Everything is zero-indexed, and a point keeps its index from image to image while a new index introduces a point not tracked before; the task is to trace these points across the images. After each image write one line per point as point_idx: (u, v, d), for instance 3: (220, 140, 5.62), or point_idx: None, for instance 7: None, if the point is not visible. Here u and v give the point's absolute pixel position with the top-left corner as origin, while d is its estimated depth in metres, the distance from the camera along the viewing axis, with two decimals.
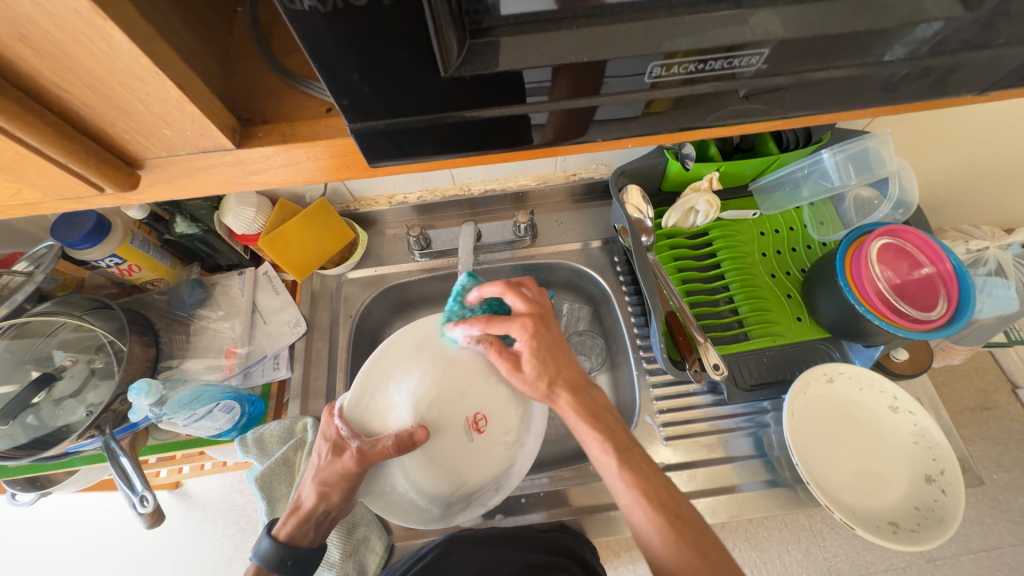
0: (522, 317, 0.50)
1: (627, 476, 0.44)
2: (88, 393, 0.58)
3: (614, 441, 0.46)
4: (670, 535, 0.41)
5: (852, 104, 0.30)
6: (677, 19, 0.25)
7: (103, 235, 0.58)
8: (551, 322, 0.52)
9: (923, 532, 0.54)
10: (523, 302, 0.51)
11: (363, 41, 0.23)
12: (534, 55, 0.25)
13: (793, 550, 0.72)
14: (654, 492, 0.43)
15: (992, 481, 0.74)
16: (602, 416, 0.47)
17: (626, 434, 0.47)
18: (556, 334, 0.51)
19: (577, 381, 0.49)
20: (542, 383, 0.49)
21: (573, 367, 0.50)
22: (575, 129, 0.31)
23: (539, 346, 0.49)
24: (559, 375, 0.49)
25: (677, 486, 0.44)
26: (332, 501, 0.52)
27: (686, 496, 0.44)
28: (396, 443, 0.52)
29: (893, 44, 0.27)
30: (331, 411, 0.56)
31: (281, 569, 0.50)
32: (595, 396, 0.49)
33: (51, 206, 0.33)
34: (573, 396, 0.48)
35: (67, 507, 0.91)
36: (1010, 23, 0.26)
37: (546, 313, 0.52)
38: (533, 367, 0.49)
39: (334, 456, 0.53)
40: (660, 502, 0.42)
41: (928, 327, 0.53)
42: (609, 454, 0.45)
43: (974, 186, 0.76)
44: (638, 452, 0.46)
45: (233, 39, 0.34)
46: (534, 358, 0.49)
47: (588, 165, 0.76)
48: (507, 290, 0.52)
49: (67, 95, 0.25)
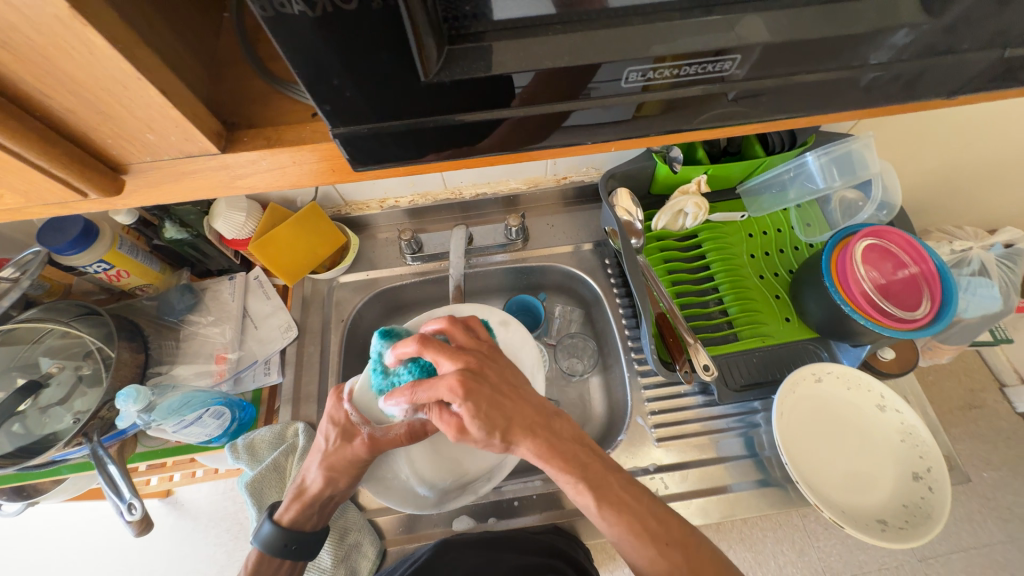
0: (448, 377, 0.44)
1: (607, 512, 0.43)
2: (76, 400, 0.58)
3: (588, 478, 0.44)
4: (661, 566, 0.41)
5: (829, 107, 0.31)
6: (654, 24, 0.26)
7: (90, 241, 0.58)
8: (492, 359, 0.50)
9: (912, 529, 0.54)
10: (450, 360, 0.47)
11: (348, 46, 0.24)
12: (514, 61, 0.26)
13: (787, 550, 0.73)
14: (637, 523, 0.42)
15: (980, 478, 0.75)
16: (570, 455, 0.45)
17: (603, 462, 0.46)
18: (493, 381, 0.46)
19: (534, 422, 0.46)
20: (495, 439, 0.44)
21: (526, 409, 0.46)
22: (536, 134, 0.30)
23: (477, 406, 0.44)
24: (511, 425, 0.45)
25: (661, 507, 0.44)
26: (338, 485, 0.53)
27: (673, 516, 0.43)
28: (411, 431, 0.55)
29: (864, 49, 0.27)
30: (341, 394, 0.56)
31: (284, 553, 0.51)
32: (560, 429, 0.47)
33: (36, 211, 0.33)
34: (532, 440, 0.45)
35: (55, 518, 0.90)
36: (973, 28, 0.27)
37: (478, 364, 0.47)
38: (478, 427, 0.44)
39: (342, 441, 0.54)
40: (647, 534, 0.42)
41: (911, 326, 0.54)
42: (585, 493, 0.44)
43: (956, 187, 0.77)
44: (616, 479, 0.45)
45: (220, 44, 0.34)
46: (476, 418, 0.43)
47: (578, 169, 0.76)
48: (422, 348, 0.48)
49: (50, 100, 0.25)
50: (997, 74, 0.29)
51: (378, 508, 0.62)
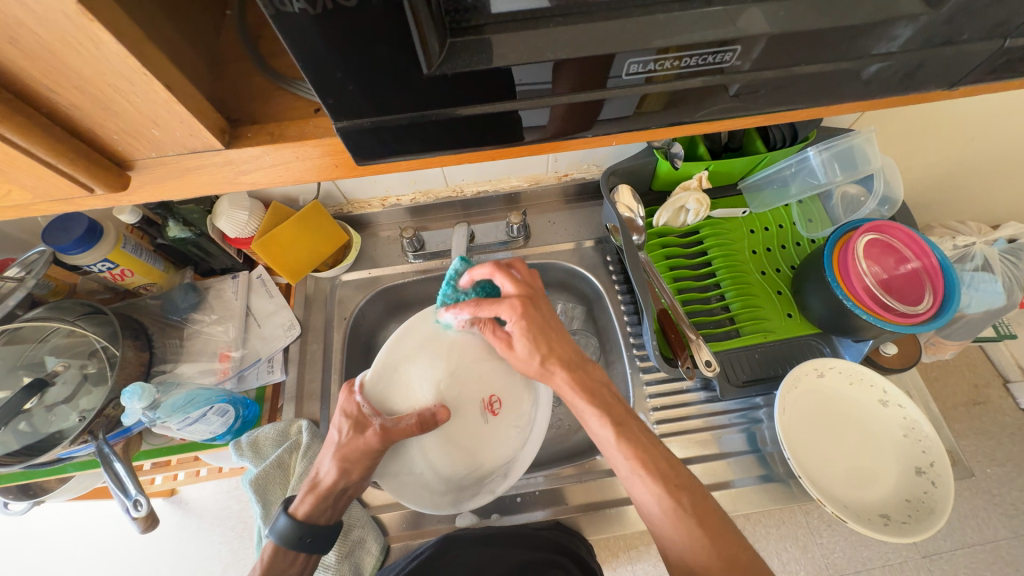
0: (511, 299, 0.51)
1: (626, 449, 0.45)
2: (81, 398, 0.58)
3: (612, 415, 0.47)
4: (669, 506, 0.42)
5: (828, 100, 0.31)
6: (652, 16, 0.26)
7: (95, 239, 0.58)
8: (542, 298, 0.53)
9: (914, 523, 0.54)
10: (512, 283, 0.52)
11: (350, 41, 0.24)
12: (514, 53, 0.26)
13: (790, 547, 0.73)
14: (653, 464, 0.44)
15: (984, 474, 0.75)
16: (596, 392, 0.48)
17: (624, 409, 0.48)
18: (544, 311, 0.52)
19: (572, 359, 0.50)
20: (539, 361, 0.50)
21: (566, 346, 0.51)
22: (582, 122, 0.31)
23: (528, 325, 0.50)
24: (553, 352, 0.50)
25: (674, 455, 0.45)
26: (353, 478, 0.53)
27: (685, 465, 0.44)
28: (422, 421, 0.54)
29: (862, 41, 0.27)
30: (352, 388, 0.56)
31: (300, 547, 0.51)
32: (591, 372, 0.50)
33: (43, 208, 0.33)
34: (567, 372, 0.49)
35: (61, 516, 0.90)
36: (972, 19, 0.26)
37: (535, 293, 0.53)
38: (526, 345, 0.50)
39: (355, 433, 0.53)
40: (659, 474, 0.43)
41: (911, 320, 0.54)
42: (608, 429, 0.46)
43: (959, 182, 0.77)
44: (636, 425, 0.47)
45: (222, 41, 0.34)
46: (524, 337, 0.50)
47: (579, 165, 0.76)
48: (496, 271, 0.53)
49: (56, 96, 0.25)
50: (997, 66, 0.29)
51: (382, 504, 0.63)
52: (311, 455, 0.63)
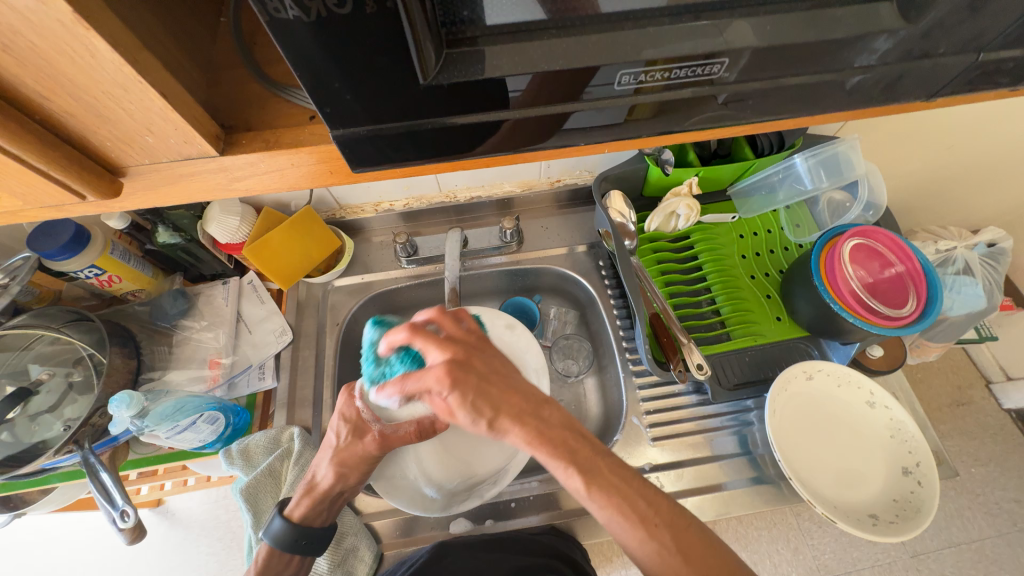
0: (436, 367, 0.43)
1: (596, 495, 0.41)
2: (66, 407, 0.57)
3: (577, 462, 0.41)
4: (650, 547, 0.39)
5: (813, 110, 0.32)
6: (644, 29, 0.26)
7: (81, 246, 0.57)
8: (484, 350, 0.47)
9: (902, 523, 0.55)
10: (438, 347, 0.45)
11: (344, 50, 0.24)
12: (510, 64, 0.26)
13: (781, 549, 0.73)
14: (629, 506, 0.40)
15: (969, 474, 0.77)
16: (558, 440, 0.42)
17: (592, 446, 0.43)
18: (480, 370, 0.44)
19: (522, 409, 0.44)
20: (484, 425, 0.43)
21: (513, 397, 0.44)
22: (538, 136, 0.31)
23: (463, 394, 0.42)
24: (500, 410, 0.43)
25: (651, 487, 0.42)
26: (349, 481, 0.54)
27: (663, 497, 0.41)
28: (420, 427, 0.55)
29: (845, 53, 0.28)
30: (351, 393, 0.55)
31: (296, 549, 0.51)
32: (549, 416, 0.44)
33: (33, 214, 0.33)
34: (520, 425, 0.43)
35: (43, 529, 0.88)
36: (948, 33, 0.27)
37: (470, 343, 0.47)
38: (465, 414, 0.42)
39: (354, 437, 0.54)
40: (637, 516, 0.40)
41: (898, 323, 0.55)
42: (574, 476, 0.41)
43: (940, 188, 0.79)
44: (606, 463, 0.42)
45: (217, 48, 0.34)
46: (464, 407, 0.42)
47: (571, 171, 0.77)
48: (414, 335, 0.45)
49: (49, 103, 0.25)
50: (973, 78, 0.30)
51: (375, 511, 0.62)
52: (303, 463, 0.62)
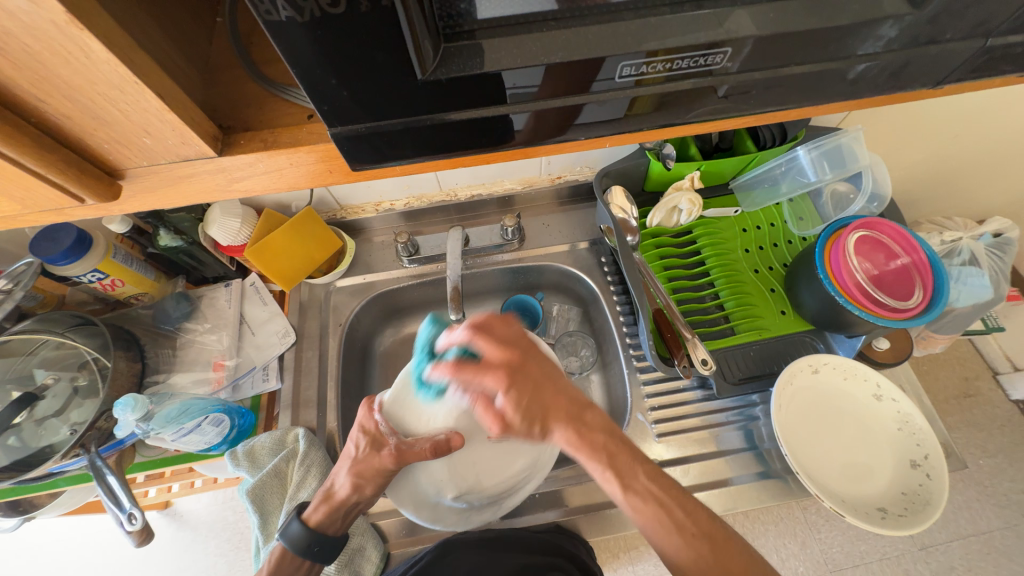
0: (495, 369, 0.48)
1: (633, 499, 0.45)
2: (72, 412, 0.57)
3: (615, 467, 0.46)
4: (689, 555, 0.42)
5: (817, 99, 0.31)
6: (645, 20, 0.26)
7: (83, 250, 0.57)
8: (531, 353, 0.50)
9: (911, 516, 0.55)
10: (495, 348, 0.48)
11: (339, 49, 0.24)
12: (509, 57, 0.26)
13: (788, 543, 0.73)
14: (665, 513, 0.44)
15: (976, 466, 0.76)
16: (599, 447, 0.46)
17: (630, 453, 0.47)
18: (535, 374, 0.49)
19: (568, 412, 0.48)
20: (534, 429, 0.47)
21: (561, 399, 0.48)
22: (556, 130, 0.31)
23: (518, 397, 0.47)
24: (549, 414, 0.47)
25: (693, 500, 0.45)
26: (365, 493, 0.53)
27: (703, 510, 0.44)
28: (434, 446, 0.53)
29: (849, 41, 0.28)
30: (371, 405, 0.57)
31: (307, 554, 0.51)
32: (591, 419, 0.48)
33: (32, 219, 0.32)
34: (566, 431, 0.47)
35: (54, 533, 0.89)
36: (956, 19, 0.27)
37: (519, 348, 0.50)
38: (520, 419, 0.47)
39: (371, 450, 0.53)
40: (674, 525, 0.43)
41: (904, 315, 0.54)
42: (612, 481, 0.45)
43: (946, 177, 0.78)
44: (646, 473, 0.46)
45: (214, 49, 0.35)
46: (518, 407, 0.47)
47: (572, 168, 0.77)
48: (472, 335, 0.49)
49: (45, 106, 0.25)
50: (980, 65, 0.30)
51: (381, 511, 0.62)
52: (308, 464, 0.62)
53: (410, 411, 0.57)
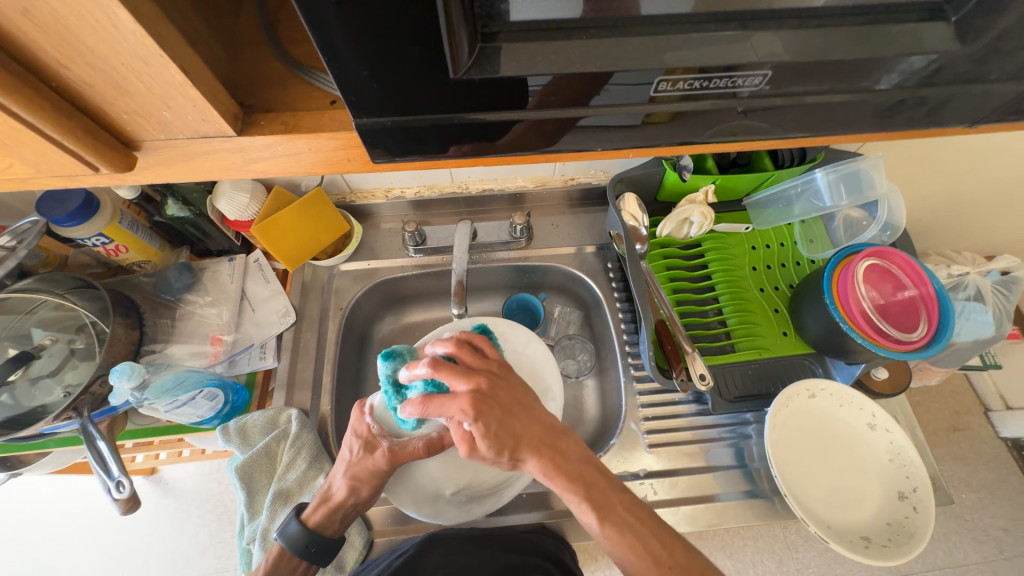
0: (461, 398, 0.47)
1: (609, 530, 0.44)
2: (66, 373, 0.58)
3: (591, 496, 0.45)
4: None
5: (848, 127, 0.31)
6: (687, 34, 0.26)
7: (89, 214, 0.57)
8: (504, 377, 0.52)
9: (894, 548, 0.55)
10: (461, 376, 0.48)
11: (373, 37, 0.23)
12: (544, 62, 0.26)
13: (766, 560, 0.73)
14: (640, 543, 0.43)
15: (961, 500, 0.76)
16: (575, 473, 0.46)
17: (607, 482, 0.47)
18: (503, 402, 0.48)
19: (541, 441, 0.48)
20: (502, 456, 0.47)
21: (533, 427, 0.48)
22: (573, 138, 0.31)
23: (488, 425, 0.46)
24: (519, 443, 0.47)
25: (667, 531, 0.44)
26: (361, 494, 0.54)
27: (680, 543, 0.43)
28: (428, 443, 0.55)
29: (890, 73, 0.27)
30: (362, 408, 0.58)
31: (305, 555, 0.51)
32: (566, 448, 0.48)
33: (43, 182, 0.32)
34: (539, 458, 0.47)
35: (38, 490, 0.89)
36: (1003, 59, 0.27)
37: (494, 370, 0.52)
38: (487, 446, 0.46)
39: (364, 452, 0.55)
40: (648, 556, 0.42)
41: (907, 347, 0.54)
42: (588, 512, 0.45)
43: (960, 211, 0.77)
44: (620, 501, 0.46)
45: (239, 25, 0.34)
46: (486, 436, 0.46)
47: (586, 171, 0.77)
48: (434, 370, 0.48)
49: (67, 71, 0.25)
50: (1017, 107, 0.29)
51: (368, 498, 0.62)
52: (299, 445, 0.62)
53: (401, 412, 0.59)
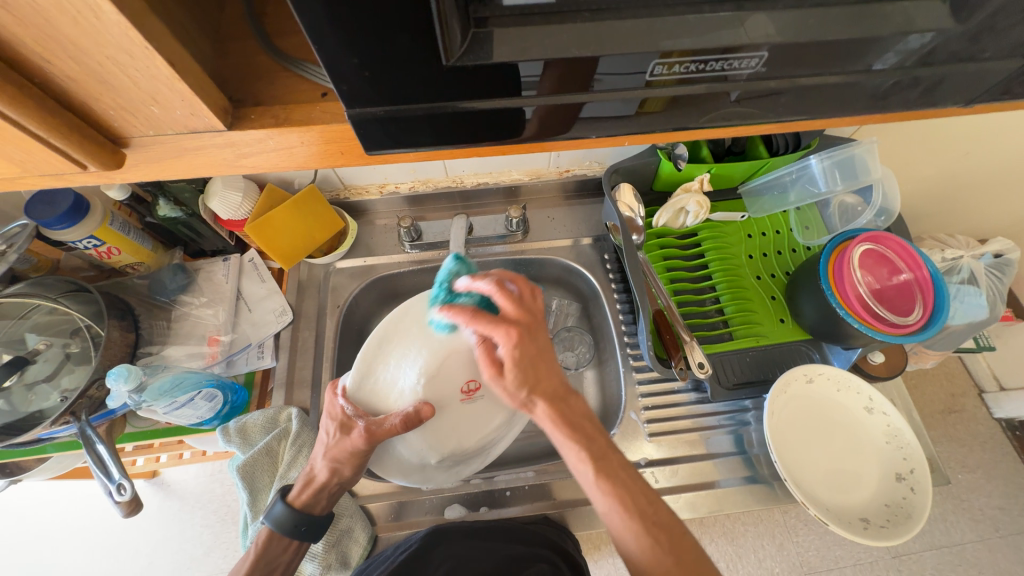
0: (508, 323, 0.46)
1: (604, 483, 0.43)
2: (63, 378, 0.57)
3: (592, 448, 0.45)
4: (647, 544, 0.42)
5: (842, 111, 0.31)
6: (680, 17, 0.26)
7: (80, 215, 0.56)
8: (535, 333, 0.47)
9: (892, 527, 0.56)
10: (514, 305, 0.47)
11: (361, 27, 0.23)
12: (536, 47, 0.25)
13: (767, 544, 0.74)
14: (632, 501, 0.43)
15: (957, 481, 0.77)
16: (578, 426, 0.46)
17: (605, 439, 0.46)
18: (541, 343, 0.47)
19: (557, 390, 0.46)
20: (523, 392, 0.45)
21: (556, 377, 0.47)
22: (567, 126, 0.31)
23: (522, 357, 0.46)
24: (540, 384, 0.46)
25: (655, 491, 0.44)
26: (344, 474, 0.53)
27: (664, 502, 0.44)
28: (404, 420, 0.51)
29: (884, 53, 0.27)
30: (336, 390, 0.55)
31: (295, 534, 0.52)
32: (573, 404, 0.47)
33: (30, 182, 0.32)
34: (550, 405, 0.46)
35: (39, 495, 0.89)
36: (996, 37, 0.27)
37: (534, 320, 0.48)
38: (515, 375, 0.45)
39: (341, 434, 0.52)
40: (637, 513, 0.42)
41: (904, 331, 0.54)
42: (586, 463, 0.44)
43: (953, 195, 0.78)
44: (616, 458, 0.45)
45: (226, 18, 0.33)
46: (517, 367, 0.45)
47: (581, 162, 0.76)
48: (494, 288, 0.47)
49: (49, 66, 0.24)
50: (1011, 86, 0.29)
51: (371, 494, 0.63)
52: (300, 443, 0.62)
53: (376, 393, 0.55)
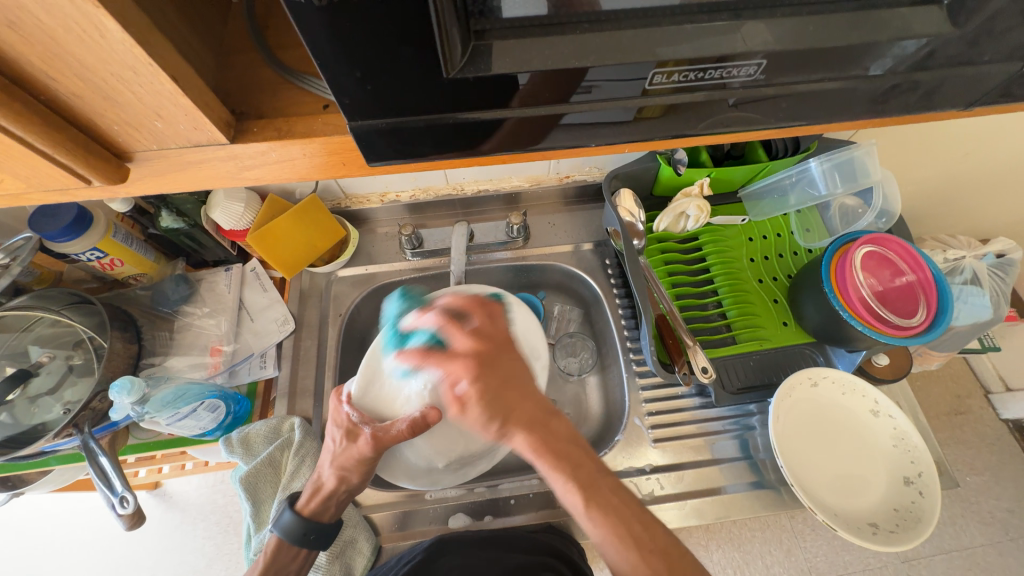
0: (459, 358, 0.50)
1: (593, 513, 0.43)
2: (66, 390, 0.57)
3: (578, 478, 0.44)
4: (642, 573, 0.40)
5: (842, 116, 0.31)
6: (680, 26, 0.26)
7: (84, 228, 0.56)
8: (502, 353, 0.51)
9: (902, 533, 0.55)
10: (466, 340, 0.51)
11: (361, 39, 0.23)
12: (537, 58, 0.25)
13: (774, 550, 0.73)
14: (623, 528, 0.42)
15: (965, 483, 0.77)
16: (563, 454, 0.45)
17: (592, 463, 0.46)
18: (503, 373, 0.49)
19: (533, 417, 0.47)
20: (493, 424, 0.47)
21: (526, 403, 0.48)
22: (567, 134, 0.31)
23: (483, 390, 0.48)
24: (512, 414, 0.47)
25: (648, 514, 0.43)
26: (353, 482, 0.52)
27: (660, 526, 0.42)
28: (411, 425, 0.49)
29: (883, 58, 0.28)
30: (340, 397, 0.55)
31: (305, 542, 0.51)
32: (556, 428, 0.47)
33: (35, 198, 0.32)
34: (527, 434, 0.46)
35: (41, 508, 0.88)
36: (995, 41, 0.27)
37: (494, 345, 0.52)
38: (480, 410, 0.47)
39: (348, 441, 0.52)
40: (630, 538, 0.41)
41: (907, 333, 0.54)
42: (574, 492, 0.44)
43: (954, 195, 0.78)
44: (605, 484, 0.44)
45: (228, 32, 0.34)
46: (480, 401, 0.48)
47: (580, 168, 0.76)
48: (446, 324, 0.52)
49: (55, 83, 0.24)
50: (1009, 89, 0.30)
51: (374, 504, 0.62)
52: (303, 454, 0.62)
53: (381, 400, 0.55)
